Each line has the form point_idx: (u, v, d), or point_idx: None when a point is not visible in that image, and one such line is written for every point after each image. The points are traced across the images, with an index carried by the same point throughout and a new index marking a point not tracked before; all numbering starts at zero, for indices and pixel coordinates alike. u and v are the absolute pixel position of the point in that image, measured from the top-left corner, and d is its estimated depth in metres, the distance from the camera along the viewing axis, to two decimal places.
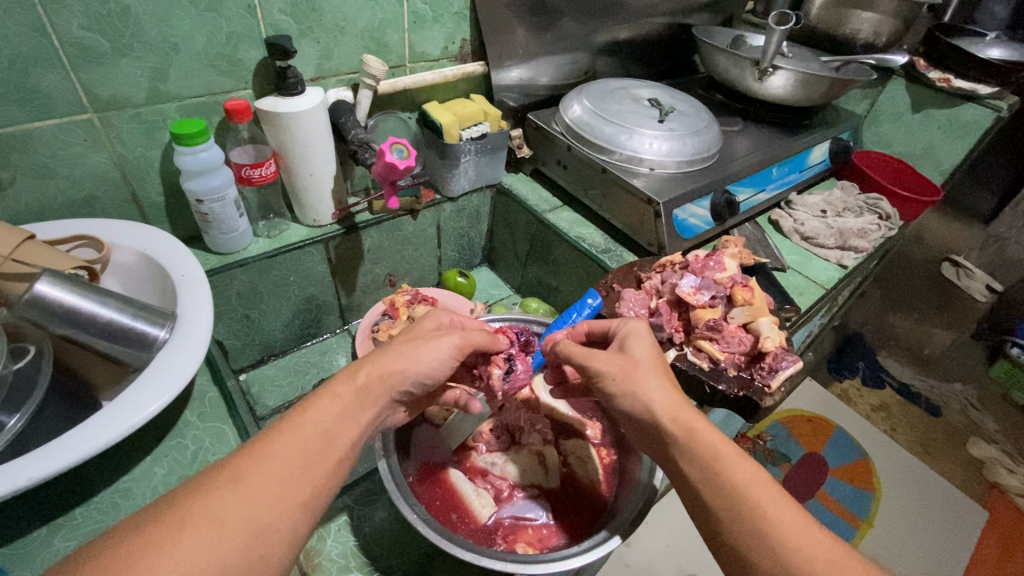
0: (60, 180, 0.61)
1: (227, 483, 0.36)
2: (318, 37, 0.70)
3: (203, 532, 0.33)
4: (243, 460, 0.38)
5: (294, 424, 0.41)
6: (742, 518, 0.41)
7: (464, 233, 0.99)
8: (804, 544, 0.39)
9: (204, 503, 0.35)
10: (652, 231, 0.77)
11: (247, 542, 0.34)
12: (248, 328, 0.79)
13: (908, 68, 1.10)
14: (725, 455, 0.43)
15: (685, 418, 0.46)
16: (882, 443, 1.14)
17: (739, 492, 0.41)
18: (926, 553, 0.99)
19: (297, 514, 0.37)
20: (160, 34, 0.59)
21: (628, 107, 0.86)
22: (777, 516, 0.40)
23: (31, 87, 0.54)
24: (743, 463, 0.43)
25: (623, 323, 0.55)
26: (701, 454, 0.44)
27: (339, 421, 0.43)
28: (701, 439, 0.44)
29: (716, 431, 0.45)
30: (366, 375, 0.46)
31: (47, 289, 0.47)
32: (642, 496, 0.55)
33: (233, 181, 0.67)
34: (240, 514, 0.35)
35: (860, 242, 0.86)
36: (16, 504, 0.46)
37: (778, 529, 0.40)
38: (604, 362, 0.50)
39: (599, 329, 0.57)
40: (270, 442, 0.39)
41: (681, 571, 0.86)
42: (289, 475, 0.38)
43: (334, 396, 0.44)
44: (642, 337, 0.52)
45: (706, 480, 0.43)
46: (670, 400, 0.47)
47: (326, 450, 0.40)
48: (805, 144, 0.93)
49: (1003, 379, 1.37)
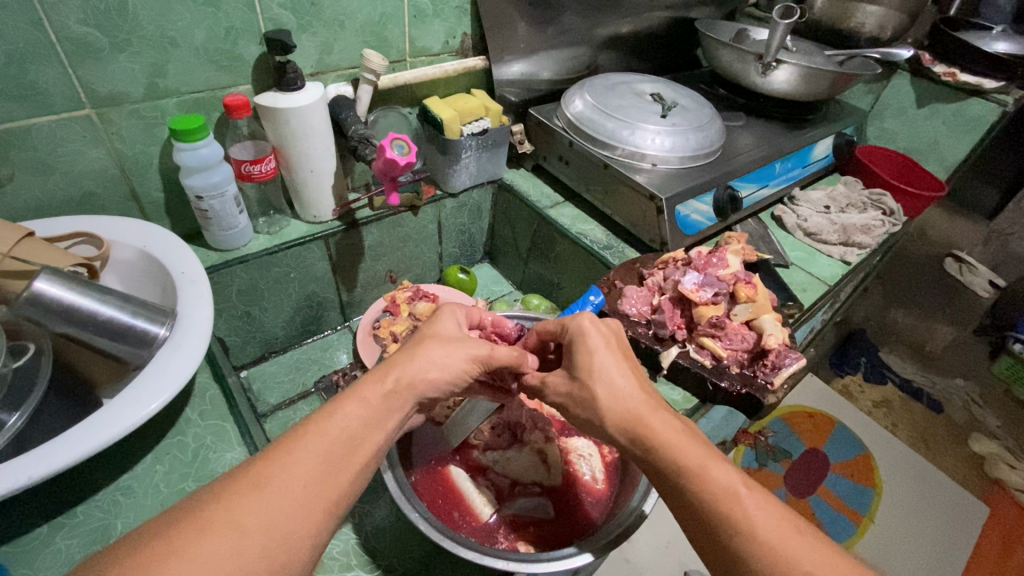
0: (59, 176, 0.61)
1: (253, 487, 0.36)
2: (318, 31, 0.70)
3: (225, 537, 0.33)
4: (269, 463, 0.37)
5: (318, 427, 0.40)
6: (717, 538, 0.39)
7: (465, 229, 0.99)
8: (787, 553, 0.37)
9: (226, 507, 0.34)
10: (654, 227, 0.77)
11: (269, 547, 0.34)
12: (249, 325, 0.79)
13: (912, 63, 1.09)
14: (690, 470, 0.41)
15: (641, 434, 0.44)
16: (887, 442, 1.14)
17: (704, 505, 0.40)
18: (927, 554, 0.98)
19: (319, 519, 0.37)
20: (159, 28, 0.58)
21: (631, 102, 0.85)
22: (752, 529, 0.38)
23: (29, 83, 0.54)
24: (715, 475, 0.41)
25: (565, 328, 0.52)
26: (671, 469, 0.42)
27: (365, 425, 0.42)
28: (662, 452, 0.43)
29: (681, 439, 0.43)
30: (393, 380, 0.45)
31: (45, 286, 0.46)
32: (625, 519, 0.53)
33: (233, 177, 0.67)
34: (261, 519, 0.35)
35: (864, 238, 0.86)
36: (16, 502, 0.46)
37: (752, 543, 0.38)
38: (558, 384, 0.51)
39: (549, 329, 0.54)
40: (296, 445, 0.39)
41: (682, 567, 0.86)
42: (310, 481, 0.37)
43: (360, 400, 0.43)
44: (586, 338, 0.49)
45: (675, 492, 0.42)
46: (635, 405, 0.45)
47: (349, 455, 0.40)
48: (810, 139, 0.93)
49: (1005, 375, 1.37)
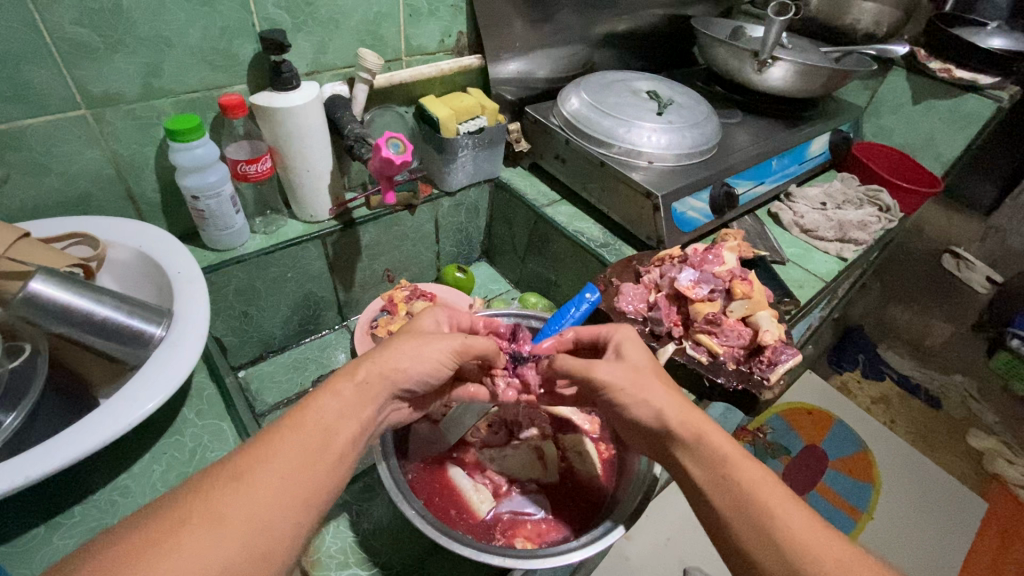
0: (55, 177, 0.61)
1: (229, 482, 0.36)
2: (313, 30, 0.70)
3: (202, 530, 0.33)
4: (244, 458, 0.38)
5: (293, 421, 0.41)
6: (753, 523, 0.40)
7: (462, 228, 0.99)
8: (817, 545, 0.39)
9: (204, 501, 0.34)
10: (651, 225, 0.77)
11: (249, 539, 0.34)
12: (247, 325, 0.79)
13: (908, 60, 1.09)
14: (732, 458, 0.43)
15: (692, 422, 0.46)
16: (882, 438, 1.15)
17: (742, 490, 0.42)
18: (927, 547, 0.98)
19: (298, 510, 0.37)
20: (153, 29, 0.58)
21: (627, 99, 0.85)
22: (785, 515, 0.40)
23: (24, 84, 0.54)
24: (748, 464, 0.43)
25: (612, 331, 0.55)
26: (710, 457, 0.44)
27: (341, 416, 0.43)
28: (706, 440, 0.45)
29: (720, 432, 0.46)
30: (365, 371, 0.46)
31: (41, 287, 0.46)
32: (642, 485, 0.56)
33: (229, 177, 0.67)
34: (240, 512, 0.35)
35: (861, 234, 0.86)
36: (13, 503, 0.46)
37: (785, 528, 0.39)
38: (607, 371, 0.49)
39: (588, 334, 0.56)
40: (274, 439, 0.39)
41: (682, 564, 0.86)
42: (288, 473, 0.38)
43: (334, 393, 0.44)
44: (636, 345, 0.53)
45: (711, 478, 0.43)
46: (672, 405, 0.47)
47: (326, 447, 0.40)
48: (806, 136, 0.93)
49: (1003, 370, 1.36)
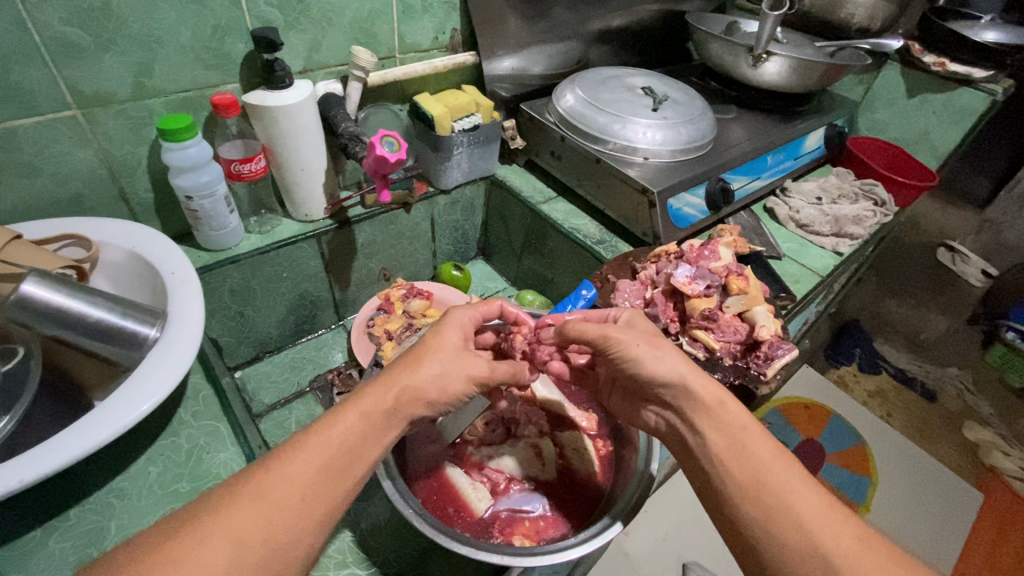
0: (45, 178, 0.60)
1: (250, 498, 0.36)
2: (306, 28, 0.69)
3: (223, 548, 0.33)
4: (266, 473, 0.37)
5: (318, 438, 0.40)
6: (774, 489, 0.41)
7: (459, 226, 0.99)
8: (830, 520, 0.39)
9: (225, 516, 0.35)
10: (647, 221, 0.76)
11: (266, 557, 0.35)
12: (242, 325, 0.79)
13: (902, 52, 1.09)
14: (751, 429, 0.44)
15: (714, 388, 0.47)
16: (878, 430, 1.15)
17: (760, 458, 0.42)
18: (923, 538, 0.99)
19: (314, 532, 0.37)
20: (144, 28, 0.58)
21: (622, 95, 0.85)
22: (802, 491, 0.40)
23: (13, 84, 0.53)
24: (765, 437, 0.44)
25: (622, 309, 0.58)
26: (730, 424, 0.45)
27: (364, 439, 0.42)
28: (733, 411, 0.46)
29: (739, 405, 0.46)
30: (394, 395, 0.44)
31: (33, 289, 0.46)
32: (637, 488, 0.55)
33: (223, 177, 0.66)
34: (259, 529, 0.35)
35: (856, 228, 0.86)
36: (7, 506, 0.46)
37: (797, 500, 0.40)
38: (622, 334, 0.50)
39: (596, 317, 0.59)
40: (295, 456, 0.39)
41: (681, 559, 0.87)
42: (308, 493, 0.37)
43: (360, 412, 0.43)
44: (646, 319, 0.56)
45: (731, 447, 0.44)
46: (686, 375, 0.47)
47: (346, 469, 0.40)
48: (801, 130, 0.93)
49: (998, 362, 1.38)
